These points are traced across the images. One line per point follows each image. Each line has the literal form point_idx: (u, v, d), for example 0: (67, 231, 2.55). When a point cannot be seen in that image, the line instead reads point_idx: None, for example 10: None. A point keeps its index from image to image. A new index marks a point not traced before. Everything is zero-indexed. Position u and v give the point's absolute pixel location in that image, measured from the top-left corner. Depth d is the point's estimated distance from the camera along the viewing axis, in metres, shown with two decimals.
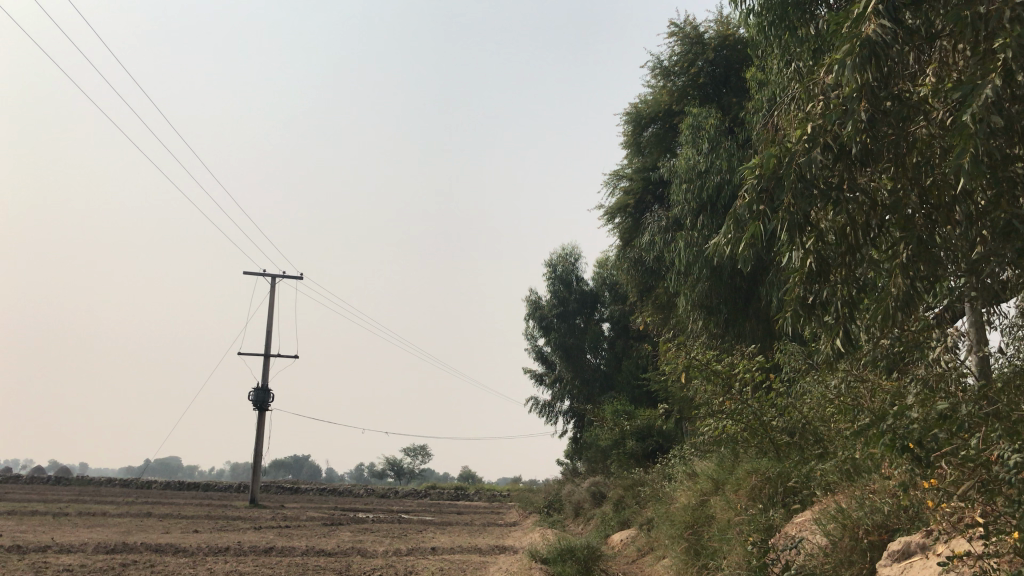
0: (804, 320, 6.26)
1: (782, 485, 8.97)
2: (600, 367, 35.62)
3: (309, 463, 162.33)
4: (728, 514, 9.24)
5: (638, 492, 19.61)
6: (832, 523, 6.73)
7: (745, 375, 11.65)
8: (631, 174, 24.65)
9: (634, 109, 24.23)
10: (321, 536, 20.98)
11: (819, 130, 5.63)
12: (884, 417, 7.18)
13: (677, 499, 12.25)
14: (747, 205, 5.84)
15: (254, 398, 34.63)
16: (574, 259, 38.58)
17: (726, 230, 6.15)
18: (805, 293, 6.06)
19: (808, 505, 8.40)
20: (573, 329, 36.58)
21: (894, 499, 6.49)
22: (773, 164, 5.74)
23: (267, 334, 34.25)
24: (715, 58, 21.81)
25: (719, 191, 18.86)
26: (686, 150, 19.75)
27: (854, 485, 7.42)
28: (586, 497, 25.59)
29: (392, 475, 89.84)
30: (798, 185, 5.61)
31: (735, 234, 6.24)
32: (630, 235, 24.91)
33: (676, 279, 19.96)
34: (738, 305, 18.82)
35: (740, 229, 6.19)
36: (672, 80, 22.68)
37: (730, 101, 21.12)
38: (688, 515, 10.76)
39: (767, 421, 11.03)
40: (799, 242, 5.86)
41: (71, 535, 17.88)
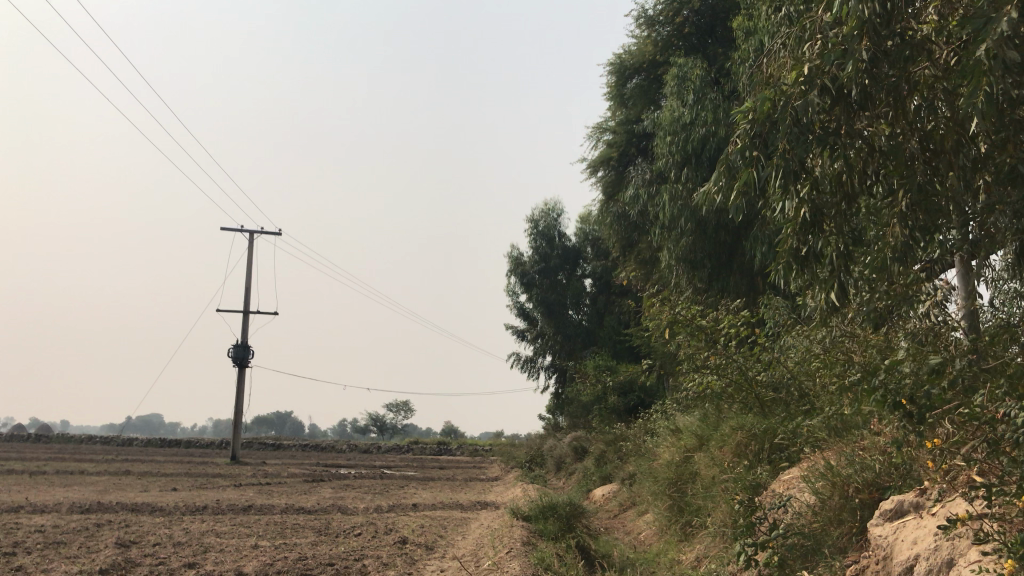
0: (796, 273, 6.00)
1: (768, 441, 8.82)
2: (582, 322, 35.51)
3: (291, 419, 162.53)
4: (714, 470, 9.10)
5: (620, 448, 19.56)
6: (821, 482, 6.56)
7: (730, 330, 11.47)
8: (615, 126, 24.24)
9: (618, 60, 23.73)
10: (302, 493, 20.85)
11: (817, 71, 5.32)
12: (874, 372, 7.02)
13: (660, 455, 12.14)
14: (740, 151, 5.53)
15: (234, 355, 34.27)
16: (556, 214, 38.24)
17: (717, 179, 5.85)
18: (798, 243, 5.80)
19: (794, 461, 8.27)
20: (555, 284, 36.37)
21: (885, 456, 6.33)
22: (767, 108, 5.42)
23: (245, 290, 33.77)
24: (700, 7, 21.32)
25: (704, 144, 18.54)
26: (671, 102, 19.38)
27: (842, 442, 7.26)
28: (567, 452, 25.60)
29: (375, 431, 90.05)
30: (793, 130, 5.30)
31: (725, 183, 5.93)
32: (613, 189, 24.58)
33: (660, 233, 19.71)
34: (722, 259, 18.64)
35: (731, 177, 5.88)
36: (657, 31, 22.20)
37: (716, 52, 20.69)
38: (672, 472, 10.63)
39: (752, 376, 10.89)
40: (794, 191, 5.58)
41: (47, 494, 17.59)
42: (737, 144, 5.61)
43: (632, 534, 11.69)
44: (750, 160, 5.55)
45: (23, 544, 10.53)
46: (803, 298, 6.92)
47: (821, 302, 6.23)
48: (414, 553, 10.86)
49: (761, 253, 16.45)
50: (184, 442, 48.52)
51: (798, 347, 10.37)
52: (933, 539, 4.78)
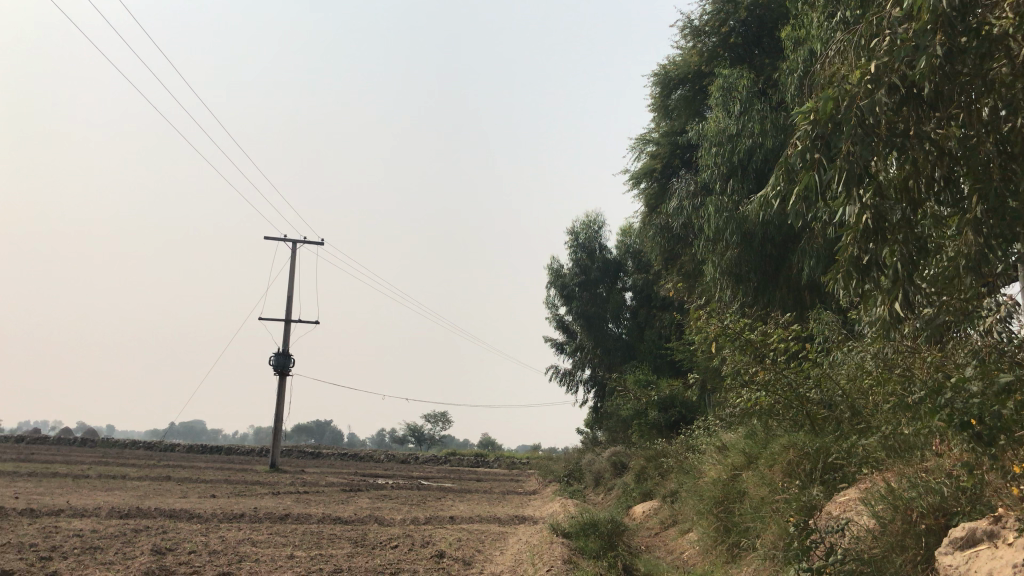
0: (857, 283, 5.68)
1: (821, 461, 8.44)
2: (623, 336, 35.07)
3: (330, 430, 163.51)
4: (763, 490, 8.75)
5: (661, 464, 19.15)
6: (881, 505, 6.21)
7: (779, 344, 11.09)
8: (659, 138, 23.92)
9: (663, 71, 23.43)
10: (340, 503, 20.76)
11: (883, 69, 5.02)
12: (939, 390, 6.66)
13: (706, 472, 11.77)
14: (800, 152, 5.26)
15: (275, 363, 34.47)
16: (597, 226, 37.85)
17: (774, 182, 5.57)
18: (860, 251, 5.51)
19: (850, 482, 7.89)
20: (595, 297, 36.00)
21: (952, 479, 5.95)
22: (830, 107, 5.12)
23: (287, 299, 33.96)
24: (748, 17, 20.91)
25: (751, 155, 18.15)
26: (717, 113, 19.01)
27: (904, 463, 6.89)
28: (606, 467, 25.19)
29: (413, 442, 90.10)
30: (857, 131, 5.00)
31: (783, 185, 5.63)
32: (656, 201, 24.22)
33: (705, 246, 19.31)
34: (768, 273, 18.19)
35: (790, 180, 5.58)
36: (703, 42, 21.83)
37: (763, 62, 20.24)
38: (718, 490, 10.27)
39: (803, 392, 10.51)
40: (857, 196, 5.28)
41: (88, 498, 17.75)
42: (797, 146, 5.33)
43: (675, 554, 11.32)
44: (810, 163, 5.27)
45: (60, 549, 10.48)
46: (863, 310, 6.59)
47: (883, 315, 5.92)
48: (449, 568, 10.63)
49: (811, 267, 15.98)
50: (226, 449, 48.87)
51: (856, 361, 10.01)
52: (1012, 572, 4.44)
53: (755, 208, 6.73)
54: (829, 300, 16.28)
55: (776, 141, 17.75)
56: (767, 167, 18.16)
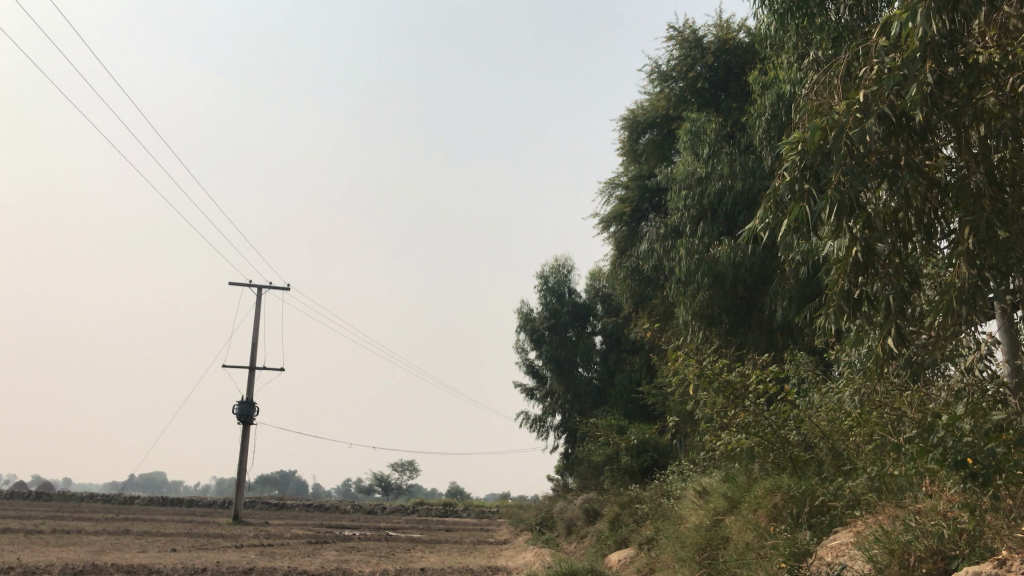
0: (848, 318, 5.53)
1: (808, 504, 8.22)
2: (593, 380, 34.83)
3: (294, 480, 160.82)
4: (748, 535, 8.49)
5: (635, 510, 18.77)
6: (875, 549, 5.99)
7: (758, 386, 10.95)
8: (628, 181, 24.02)
9: (631, 115, 23.62)
10: (305, 556, 20.07)
11: (872, 98, 4.93)
12: (929, 429, 6.50)
13: (685, 517, 11.49)
14: (788, 183, 5.13)
15: (239, 411, 33.68)
16: (566, 270, 37.74)
17: (762, 214, 5.44)
18: (850, 285, 5.37)
19: (838, 525, 7.67)
20: (565, 341, 35.80)
21: (949, 522, 5.76)
22: (819, 137, 5.02)
23: (253, 345, 33.34)
24: (714, 63, 21.16)
25: (721, 197, 18.21)
26: (685, 156, 19.07)
27: (896, 505, 6.69)
28: (578, 514, 24.72)
29: (380, 491, 88.57)
30: (847, 162, 4.89)
31: (772, 218, 5.50)
32: (626, 245, 24.14)
33: (676, 288, 19.22)
34: (740, 315, 18.12)
35: (778, 212, 5.46)
36: (670, 86, 22.04)
37: (730, 106, 20.42)
38: (700, 536, 9.98)
39: (784, 435, 10.32)
40: (848, 228, 5.16)
41: (41, 554, 16.94)
42: (785, 177, 5.21)
43: None
44: (799, 194, 5.14)
45: None
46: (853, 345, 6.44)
47: (874, 350, 5.78)
48: None
49: (784, 309, 15.94)
50: (187, 500, 47.48)
51: (835, 401, 9.87)
52: None
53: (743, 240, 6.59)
54: (802, 342, 16.23)
55: (746, 184, 17.80)
56: (737, 209, 18.22)
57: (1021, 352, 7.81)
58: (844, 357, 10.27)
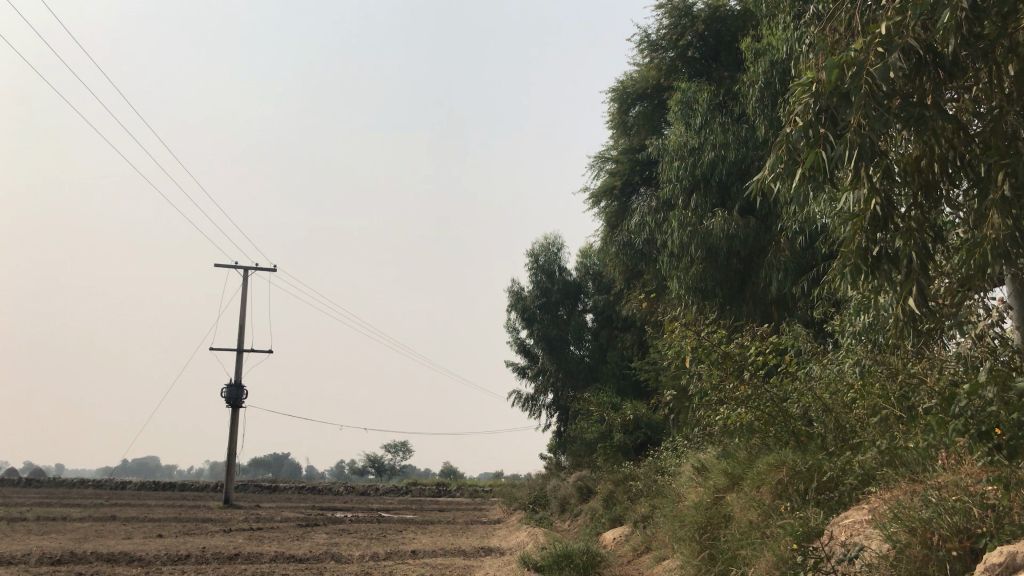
0: (866, 278, 5.10)
1: (815, 480, 7.82)
2: (584, 358, 34.44)
3: (287, 463, 160.75)
4: (752, 513, 8.09)
5: (629, 488, 18.39)
6: (893, 527, 5.56)
7: (757, 358, 10.55)
8: (617, 155, 23.52)
9: (620, 86, 23.11)
10: (295, 539, 19.63)
11: (897, 30, 4.47)
12: (950, 399, 6.11)
13: (683, 495, 11.10)
14: (802, 128, 4.67)
15: (227, 394, 33.15)
16: (556, 248, 37.16)
17: (773, 163, 4.99)
18: (868, 241, 4.96)
19: (847, 502, 7.28)
20: (556, 319, 35.35)
21: (973, 498, 5.35)
22: (836, 76, 4.54)
23: (240, 327, 32.78)
24: (705, 31, 20.56)
25: (713, 168, 17.71)
26: (677, 127, 18.50)
27: (911, 479, 6.30)
28: (571, 492, 24.40)
29: (373, 473, 88.37)
30: (869, 102, 4.42)
31: (784, 167, 5.05)
32: (616, 220, 23.63)
33: (668, 261, 18.72)
34: (734, 287, 17.67)
35: (792, 160, 4.99)
36: (660, 56, 21.47)
37: (722, 74, 19.86)
38: (700, 515, 9.60)
39: (786, 408, 9.92)
40: (867, 177, 4.72)
41: (21, 544, 16.45)
42: (798, 122, 4.75)
43: None
44: (814, 140, 4.67)
45: None
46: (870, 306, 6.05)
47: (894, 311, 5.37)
48: None
49: (779, 281, 15.50)
50: (178, 485, 47.08)
51: (837, 371, 9.48)
52: None
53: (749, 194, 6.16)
54: (797, 314, 15.81)
55: (740, 154, 17.31)
56: (729, 180, 17.75)
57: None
58: (846, 328, 9.86)
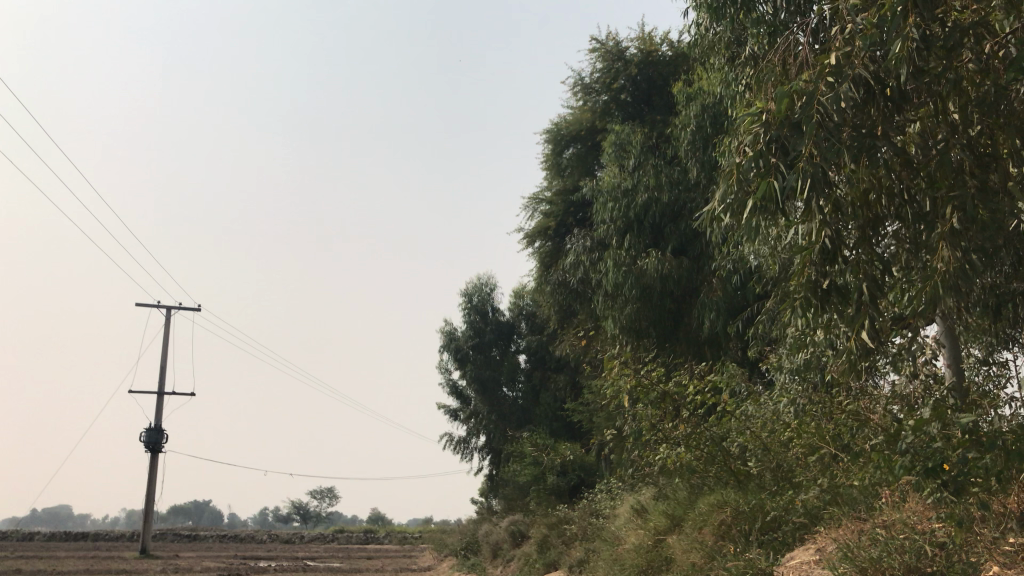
0: (816, 311, 5.10)
1: (758, 521, 7.72)
2: (517, 400, 34.15)
3: (208, 511, 155.20)
4: (695, 555, 7.94)
5: (563, 531, 18.06)
6: (843, 567, 5.45)
7: (695, 397, 10.49)
8: (551, 196, 23.60)
9: (554, 127, 23.31)
10: None
11: (845, 62, 4.54)
12: (894, 436, 6.11)
13: (622, 537, 10.89)
14: (753, 157, 4.65)
15: (146, 439, 31.78)
16: (489, 289, 36.96)
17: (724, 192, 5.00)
18: (818, 274, 4.95)
19: (791, 543, 7.19)
20: (489, 360, 35.07)
21: (921, 535, 5.32)
22: (787, 106, 4.57)
23: (161, 369, 31.56)
24: (637, 75, 20.86)
25: (647, 210, 17.84)
26: (611, 169, 18.64)
27: (857, 518, 6.26)
28: (504, 537, 23.91)
29: (298, 520, 85.73)
30: (819, 133, 4.45)
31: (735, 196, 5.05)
32: (550, 261, 23.62)
33: (602, 301, 18.70)
34: (668, 327, 17.73)
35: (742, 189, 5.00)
36: (593, 98, 21.72)
37: (654, 117, 20.11)
38: (642, 558, 9.40)
39: (725, 447, 9.86)
40: (817, 208, 4.74)
41: None
42: (749, 151, 4.74)
43: None
44: (766, 169, 4.66)
45: None
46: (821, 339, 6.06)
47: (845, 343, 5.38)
48: None
49: (712, 321, 15.60)
50: (91, 534, 44.78)
51: (773, 410, 9.46)
52: None
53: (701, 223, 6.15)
54: (731, 354, 15.93)
55: (673, 196, 17.47)
56: (662, 222, 17.87)
57: (961, 358, 7.38)
58: (782, 366, 9.90)
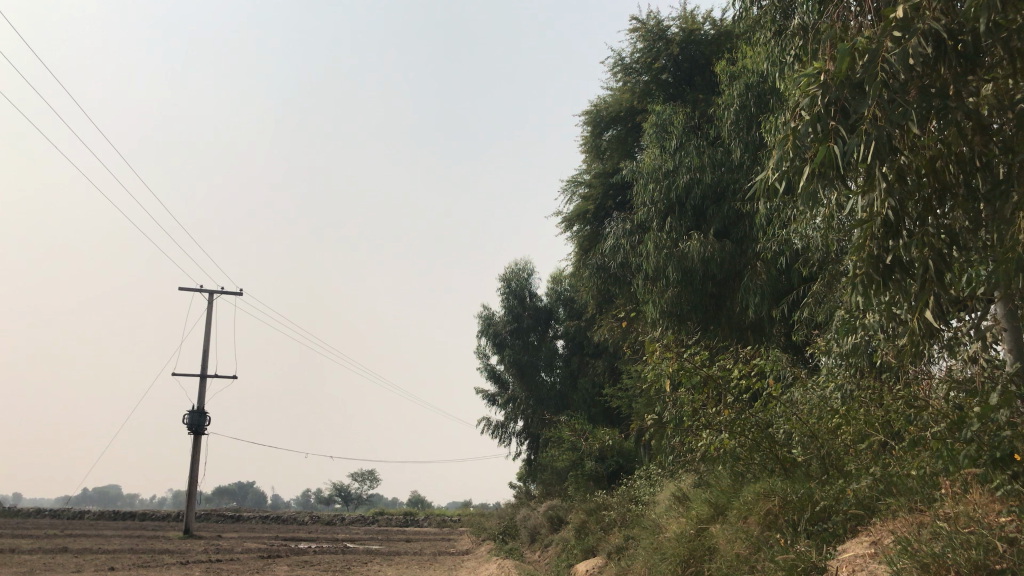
0: (876, 289, 5.02)
1: (807, 512, 7.37)
2: (555, 386, 33.88)
3: (253, 493, 158.05)
4: (739, 545, 7.63)
5: (602, 518, 17.80)
6: (902, 563, 5.13)
7: (739, 382, 10.11)
8: (590, 178, 23.21)
9: (593, 108, 22.92)
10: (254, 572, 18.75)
11: (913, 16, 4.31)
12: (958, 422, 5.80)
13: (662, 526, 10.59)
14: (810, 121, 4.62)
15: (189, 421, 32.16)
16: (527, 274, 36.67)
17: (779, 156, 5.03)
18: (879, 249, 4.91)
19: (842, 535, 6.84)
20: (527, 345, 34.85)
21: (986, 530, 4.98)
22: (847, 66, 4.51)
23: (204, 352, 31.86)
24: (679, 54, 20.34)
25: (689, 191, 17.41)
26: (652, 149, 18.20)
27: (916, 511, 5.93)
28: (541, 522, 23.74)
29: (339, 502, 86.77)
30: (884, 94, 4.32)
31: (793, 161, 5.08)
32: (589, 245, 23.29)
33: (642, 284, 18.32)
34: (709, 311, 17.32)
35: (800, 151, 5.02)
36: (634, 79, 21.30)
37: (696, 97, 19.59)
38: (683, 547, 9.11)
39: (771, 433, 9.46)
40: (880, 175, 4.62)
41: None
42: (805, 114, 4.70)
43: None
44: (824, 133, 4.64)
45: None
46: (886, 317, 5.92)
47: (913, 322, 5.22)
48: None
49: (756, 305, 15.14)
50: (138, 514, 45.62)
51: (820, 396, 9.11)
52: None
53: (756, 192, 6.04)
54: (775, 339, 15.50)
55: (715, 177, 17.00)
56: (705, 204, 17.42)
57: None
58: (829, 350, 9.51)
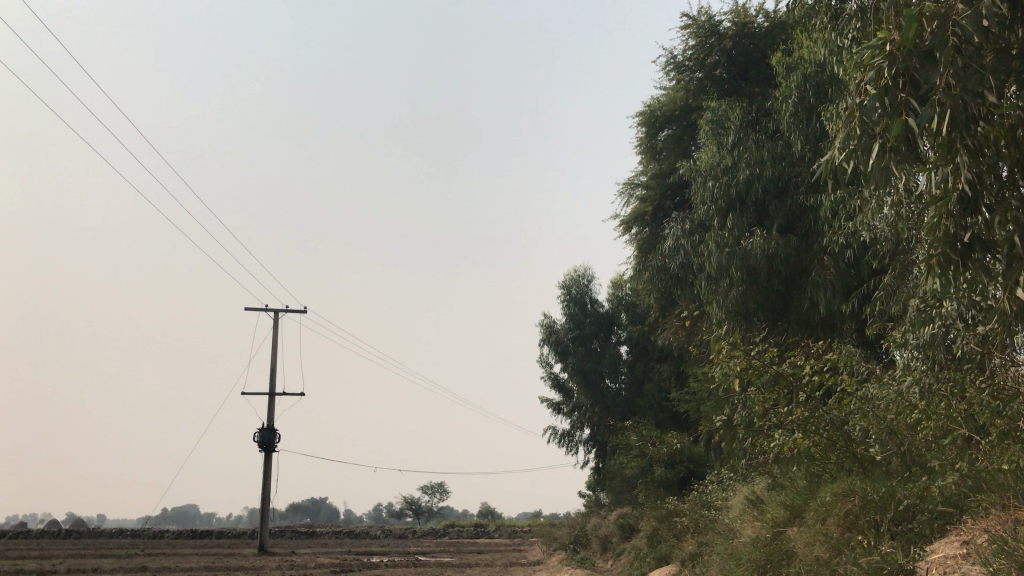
0: (959, 271, 4.82)
1: (890, 512, 7.01)
2: (621, 392, 33.45)
3: (326, 507, 160.25)
4: (819, 548, 7.29)
5: (674, 524, 17.42)
6: (999, 563, 4.79)
7: (811, 379, 9.69)
8: (647, 179, 22.86)
9: (648, 108, 22.60)
10: None
11: None
12: None
13: (736, 531, 10.24)
14: (878, 95, 4.51)
15: (260, 438, 32.68)
16: (587, 280, 36.36)
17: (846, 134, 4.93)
18: (956, 228, 4.78)
19: (929, 534, 6.49)
20: (590, 352, 34.51)
21: None
22: (916, 35, 4.45)
23: (271, 370, 32.37)
24: (733, 47, 19.93)
25: (749, 187, 16.97)
26: (709, 147, 17.86)
27: (1010, 508, 5.56)
28: (613, 531, 23.37)
29: (411, 514, 87.11)
30: (956, 60, 4.28)
31: (862, 138, 5.00)
32: (648, 247, 22.94)
33: (705, 284, 17.92)
34: (776, 309, 16.81)
35: (867, 129, 4.93)
36: (687, 76, 20.90)
37: (753, 90, 19.16)
38: (760, 551, 8.78)
39: (847, 430, 9.16)
40: (957, 146, 4.50)
41: None
42: (872, 88, 4.59)
43: None
44: (894, 107, 4.55)
45: None
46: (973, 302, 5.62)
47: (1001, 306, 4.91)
48: None
49: (827, 300, 14.64)
50: (215, 532, 46.44)
51: (897, 392, 8.71)
52: None
53: (820, 176, 5.89)
54: (848, 335, 14.97)
55: (777, 171, 16.52)
56: (766, 199, 16.94)
57: None
58: (903, 343, 9.07)
